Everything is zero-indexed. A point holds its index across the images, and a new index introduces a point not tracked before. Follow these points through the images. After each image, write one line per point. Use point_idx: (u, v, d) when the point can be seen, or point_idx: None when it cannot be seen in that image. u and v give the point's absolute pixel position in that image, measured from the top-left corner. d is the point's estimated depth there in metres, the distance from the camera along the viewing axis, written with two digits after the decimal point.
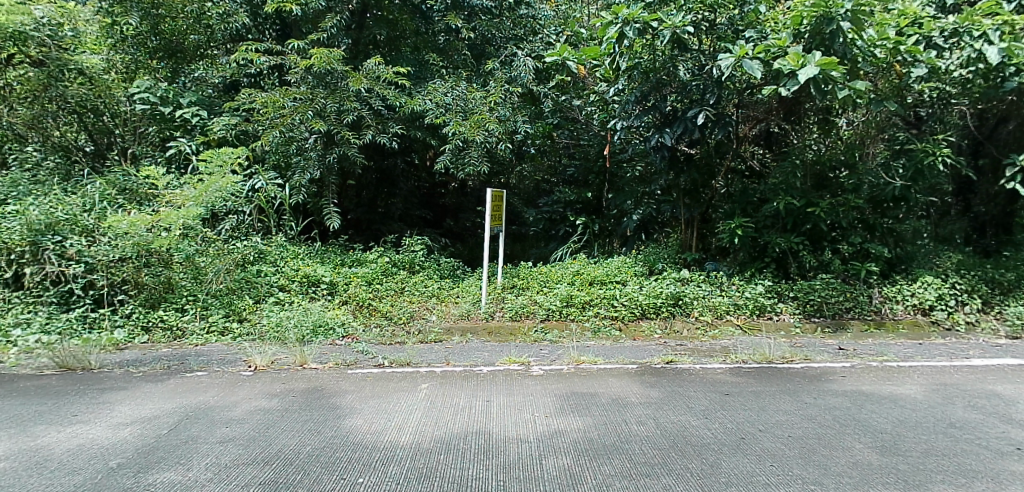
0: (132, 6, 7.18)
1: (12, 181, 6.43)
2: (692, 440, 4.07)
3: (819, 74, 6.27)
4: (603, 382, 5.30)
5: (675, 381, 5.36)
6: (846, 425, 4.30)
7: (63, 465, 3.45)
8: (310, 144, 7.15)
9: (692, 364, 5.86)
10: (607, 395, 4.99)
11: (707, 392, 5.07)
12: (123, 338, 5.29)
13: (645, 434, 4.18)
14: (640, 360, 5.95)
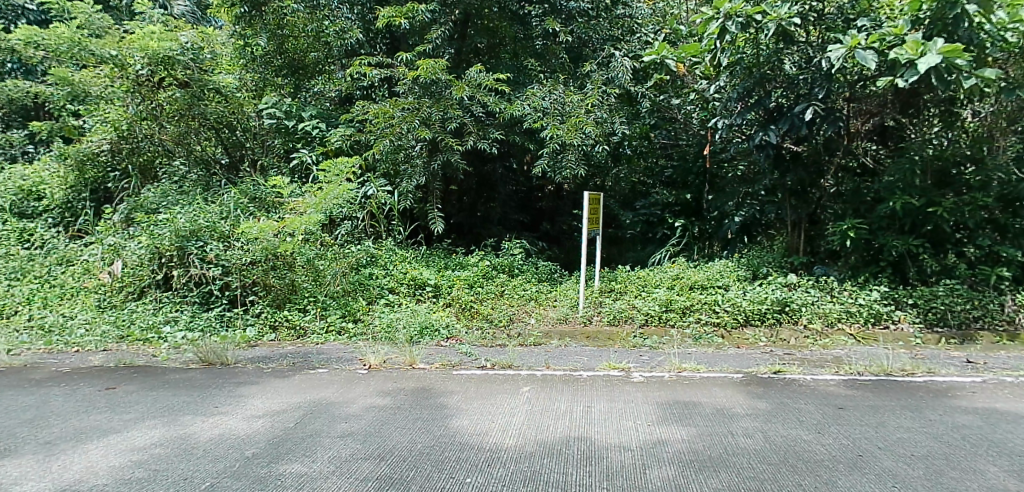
0: (261, 28, 7.71)
1: (163, 191, 7.25)
2: (806, 456, 3.83)
3: (942, 63, 5.75)
4: (706, 391, 5.14)
5: (784, 393, 5.09)
6: (978, 446, 3.92)
7: (206, 454, 3.75)
8: (416, 152, 7.43)
9: (803, 375, 5.54)
10: (712, 405, 4.82)
11: (819, 405, 4.77)
12: (253, 336, 5.68)
13: (753, 447, 4.00)
14: (745, 370, 5.69)
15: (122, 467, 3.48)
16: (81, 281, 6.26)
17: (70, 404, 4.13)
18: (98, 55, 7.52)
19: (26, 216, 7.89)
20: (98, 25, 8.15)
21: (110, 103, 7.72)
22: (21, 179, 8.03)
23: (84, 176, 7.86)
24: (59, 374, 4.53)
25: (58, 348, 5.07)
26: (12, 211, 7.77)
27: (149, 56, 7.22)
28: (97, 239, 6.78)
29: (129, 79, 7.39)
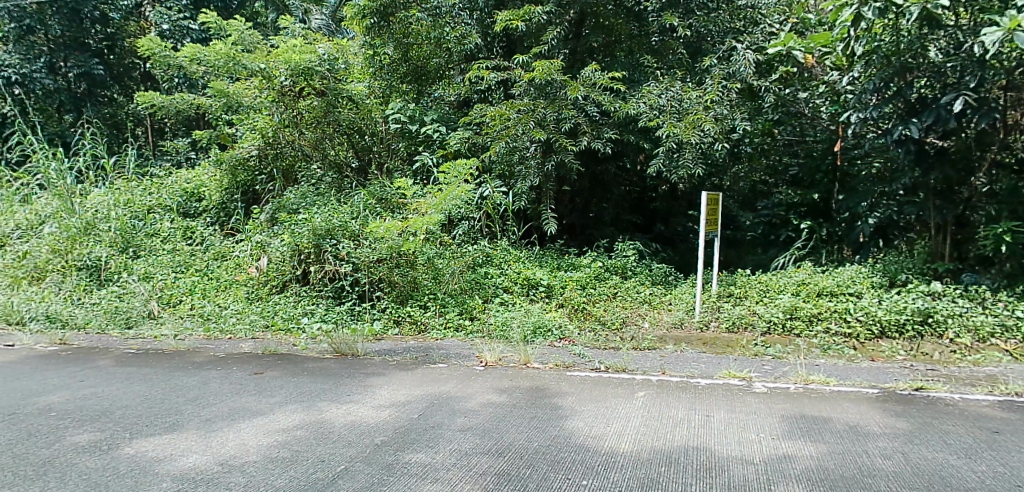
0: (387, 37, 7.99)
1: (303, 193, 7.81)
2: (956, 483, 3.43)
3: None
4: (838, 406, 4.74)
5: (928, 412, 4.59)
6: None
7: (339, 438, 3.97)
8: (530, 153, 7.44)
9: (950, 393, 4.97)
10: (844, 421, 4.43)
11: (971, 428, 4.25)
12: (379, 330, 5.97)
13: (892, 469, 3.63)
14: (882, 385, 5.19)
15: (270, 446, 3.75)
16: (234, 275, 6.88)
17: (226, 385, 4.50)
18: (250, 69, 8.11)
19: (189, 214, 8.67)
20: (249, 41, 8.76)
21: (259, 113, 8.31)
22: (185, 183, 8.88)
23: (236, 179, 8.55)
24: (215, 358, 4.97)
25: (215, 335, 5.60)
26: (178, 210, 8.55)
27: (292, 68, 7.77)
28: (247, 236, 7.44)
29: (274, 90, 7.97)
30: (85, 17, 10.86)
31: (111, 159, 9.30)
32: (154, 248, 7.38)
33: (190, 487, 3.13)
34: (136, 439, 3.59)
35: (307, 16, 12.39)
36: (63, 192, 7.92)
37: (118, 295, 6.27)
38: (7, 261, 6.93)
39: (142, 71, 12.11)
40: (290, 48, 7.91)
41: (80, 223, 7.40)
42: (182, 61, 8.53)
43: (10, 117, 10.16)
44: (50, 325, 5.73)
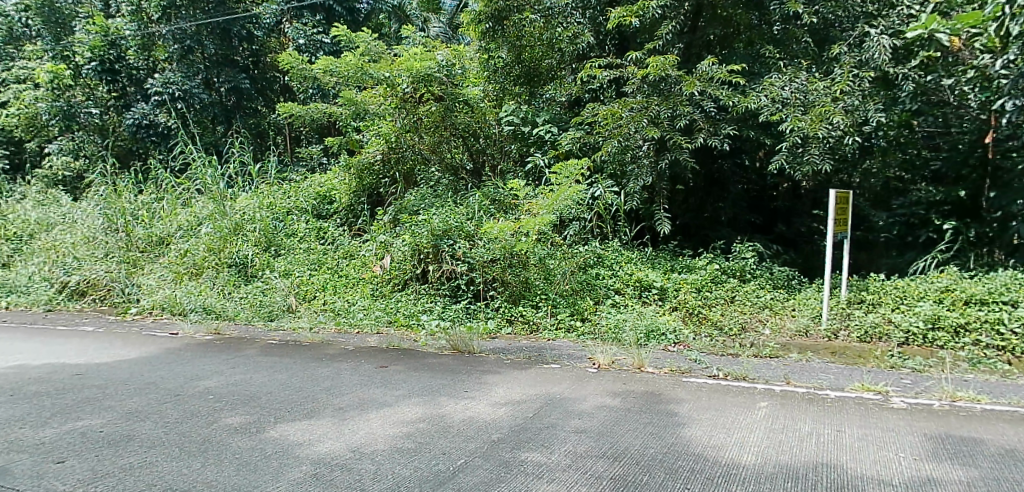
0: (502, 40, 8.29)
1: (421, 195, 8.13)
2: None
3: None
4: (992, 428, 4.20)
5: None
6: None
7: (459, 433, 4.06)
8: (643, 152, 7.33)
9: None
10: (1000, 444, 3.94)
11: None
12: (493, 328, 6.07)
13: None
14: None
15: (395, 437, 3.91)
16: (360, 272, 7.24)
17: (355, 377, 4.76)
18: (375, 78, 8.45)
19: (322, 216, 9.23)
20: (375, 51, 8.96)
21: (383, 119, 8.68)
22: (319, 187, 9.42)
23: (363, 183, 8.98)
24: (346, 351, 5.28)
25: (345, 327, 5.98)
26: (312, 213, 9.09)
27: (414, 75, 8.16)
28: (372, 237, 7.84)
29: (397, 97, 8.40)
30: (234, 36, 11.96)
31: (255, 165, 10.17)
32: (292, 247, 7.97)
33: (325, 472, 3.33)
34: (280, 424, 3.86)
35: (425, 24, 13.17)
36: (216, 196, 8.78)
37: (262, 290, 6.83)
38: (171, 258, 7.75)
39: (281, 83, 13.08)
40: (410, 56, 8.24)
41: (230, 223, 8.14)
42: (317, 73, 9.09)
43: (174, 129, 11.43)
44: (207, 317, 6.38)
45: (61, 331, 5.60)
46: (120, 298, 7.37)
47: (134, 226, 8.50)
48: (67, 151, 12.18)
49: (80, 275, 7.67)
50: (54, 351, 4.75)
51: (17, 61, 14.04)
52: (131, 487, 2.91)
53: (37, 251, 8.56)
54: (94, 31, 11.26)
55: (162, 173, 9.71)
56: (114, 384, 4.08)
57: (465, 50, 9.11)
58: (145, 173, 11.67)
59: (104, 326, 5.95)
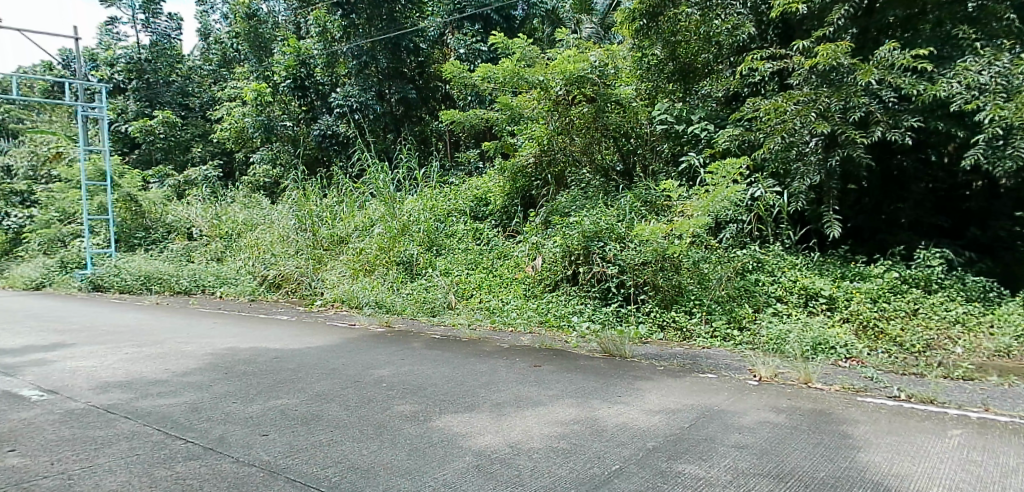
0: (656, 37, 8.09)
1: (572, 197, 8.16)
2: None
3: None
4: None
5: None
6: None
7: (614, 438, 3.98)
8: (810, 148, 6.88)
9: None
10: None
11: None
12: (645, 333, 5.88)
13: None
14: None
15: (551, 436, 3.93)
16: (514, 273, 7.43)
17: (511, 374, 4.87)
18: (530, 82, 8.64)
19: (478, 218, 9.46)
20: (529, 56, 9.14)
21: (536, 122, 8.82)
22: (475, 190, 9.74)
23: (516, 185, 9.12)
24: (502, 348, 5.44)
25: (499, 326, 6.18)
26: (470, 214, 9.39)
27: (567, 77, 8.17)
28: (525, 238, 8.03)
29: (549, 100, 8.42)
30: (403, 50, 12.86)
31: (420, 170, 10.85)
32: (451, 248, 8.39)
33: (487, 464, 3.43)
34: (445, 415, 4.07)
35: (578, 26, 13.35)
36: (386, 199, 9.48)
37: (425, 287, 7.29)
38: (349, 255, 8.58)
39: (442, 92, 13.60)
40: (565, 59, 8.29)
41: (398, 224, 8.77)
42: (476, 80, 9.46)
43: (352, 138, 12.64)
44: (378, 311, 6.90)
45: (261, 319, 6.36)
46: (307, 291, 8.23)
47: (319, 226, 9.57)
48: (267, 160, 13.92)
49: (276, 270, 8.70)
50: (259, 336, 5.39)
51: (230, 83, 16.25)
52: (322, 463, 3.21)
53: (245, 249, 9.94)
54: (289, 52, 12.93)
55: (342, 179, 10.68)
56: (305, 368, 4.53)
57: (617, 49, 9.02)
58: (328, 178, 12.98)
59: (296, 315, 6.68)
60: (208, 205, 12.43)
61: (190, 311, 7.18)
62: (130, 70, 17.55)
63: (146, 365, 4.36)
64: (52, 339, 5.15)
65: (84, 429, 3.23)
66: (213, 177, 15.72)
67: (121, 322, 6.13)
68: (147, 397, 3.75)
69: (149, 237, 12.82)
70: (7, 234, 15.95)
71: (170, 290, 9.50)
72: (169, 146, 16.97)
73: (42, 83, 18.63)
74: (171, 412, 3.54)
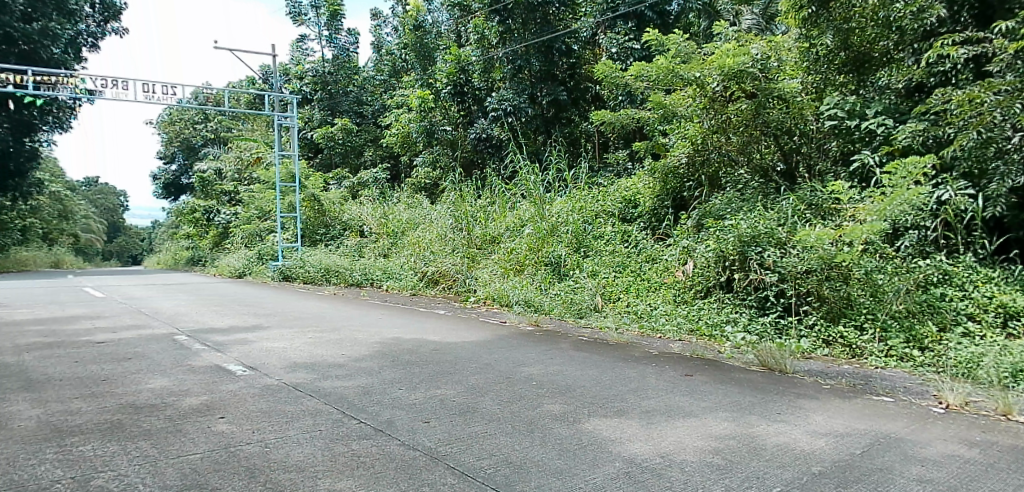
0: (827, 26, 7.47)
1: (728, 199, 7.81)
2: None
3: None
4: None
5: None
6: None
7: (773, 458, 3.59)
8: (1013, 144, 6.07)
9: None
10: None
11: None
12: (808, 348, 5.44)
13: None
14: None
15: (704, 449, 3.67)
16: (663, 277, 7.25)
17: (662, 382, 4.70)
18: (685, 79, 8.23)
19: (626, 220, 9.37)
20: (685, 52, 8.72)
21: (690, 121, 8.45)
22: (624, 191, 9.61)
23: (666, 186, 8.89)
24: (651, 355, 5.29)
25: (648, 332, 6.03)
26: (618, 216, 9.32)
27: (725, 73, 7.73)
28: (675, 242, 7.83)
29: (706, 97, 8.06)
30: (556, 53, 12.90)
31: (570, 172, 10.96)
32: (599, 249, 8.33)
33: (638, 473, 3.27)
34: (593, 418, 3.99)
35: (737, 17, 11.93)
36: (536, 200, 9.66)
37: (572, 288, 7.34)
38: (501, 254, 8.91)
39: (592, 93, 13.30)
40: (723, 53, 7.82)
41: (547, 224, 8.85)
42: (628, 79, 9.25)
43: (505, 141, 13.12)
44: (527, 310, 7.04)
45: (421, 312, 6.77)
46: (461, 287, 8.64)
47: (473, 226, 10.01)
48: (427, 163, 14.83)
49: (434, 266, 9.24)
50: (420, 329, 5.75)
51: (398, 91, 17.47)
52: (478, 454, 3.31)
53: (407, 246, 10.75)
54: (450, 60, 13.70)
55: (496, 181, 11.08)
56: (461, 362, 4.73)
57: (781, 40, 8.44)
58: (482, 180, 13.58)
59: (452, 310, 7.05)
60: (378, 205, 13.54)
61: (361, 302, 7.86)
62: (315, 82, 19.59)
63: (326, 349, 4.81)
64: (252, 321, 5.89)
65: (278, 403, 3.62)
66: (381, 179, 17.07)
67: (305, 309, 6.86)
68: (327, 378, 4.13)
69: (328, 234, 14.24)
70: (217, 228, 18.53)
71: (345, 282, 10.55)
72: (346, 151, 18.73)
73: (246, 96, 21.43)
74: (346, 394, 3.87)
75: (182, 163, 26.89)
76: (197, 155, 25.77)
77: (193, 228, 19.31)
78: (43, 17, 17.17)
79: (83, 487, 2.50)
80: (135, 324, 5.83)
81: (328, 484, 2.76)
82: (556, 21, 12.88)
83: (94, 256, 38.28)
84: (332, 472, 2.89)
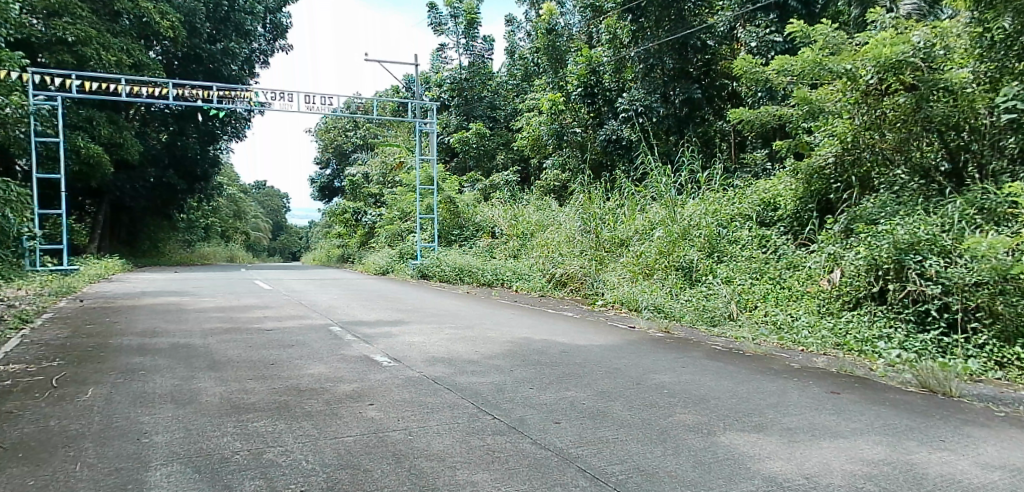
0: (1005, 6, 6.23)
1: (882, 202, 7.14)
2: None
3: None
4: None
5: None
6: None
7: (937, 487, 3.03)
8: None
9: None
10: None
11: None
12: (978, 370, 4.77)
13: None
14: None
15: (853, 473, 3.18)
16: (805, 286, 6.77)
17: (804, 399, 4.33)
18: (834, 72, 7.58)
19: (765, 224, 8.89)
20: (835, 42, 8.11)
21: (840, 117, 7.90)
22: (763, 193, 9.11)
23: (810, 187, 8.29)
24: (792, 368, 4.95)
25: (788, 345, 5.65)
26: (755, 219, 8.88)
27: (881, 64, 7.15)
28: (820, 247, 7.32)
29: (858, 91, 7.52)
30: (691, 50, 12.47)
31: (704, 172, 10.59)
32: (734, 254, 7.96)
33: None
34: (730, 431, 3.70)
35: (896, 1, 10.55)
36: (667, 202, 9.45)
37: (706, 295, 7.10)
38: (630, 258, 8.78)
39: (729, 90, 12.82)
40: (879, 42, 7.24)
41: (678, 228, 8.64)
42: (770, 74, 8.70)
43: (635, 142, 12.98)
44: (657, 315, 6.89)
45: (550, 314, 6.84)
46: (590, 290, 8.62)
47: (602, 228, 9.94)
48: (557, 166, 15.14)
49: (562, 269, 9.32)
50: (549, 330, 5.81)
51: (530, 95, 17.79)
52: (609, 459, 3.17)
53: (536, 248, 10.96)
54: (581, 62, 13.79)
55: (625, 183, 11.01)
56: (590, 365, 4.71)
57: (949, 24, 7.37)
58: (612, 182, 13.60)
59: (579, 313, 7.06)
60: (509, 207, 13.87)
61: (493, 302, 8.10)
62: (452, 88, 20.44)
63: (461, 345, 5.01)
64: (395, 315, 6.27)
65: (419, 394, 3.82)
66: (512, 181, 17.48)
67: (441, 307, 7.17)
68: (464, 373, 4.29)
69: (463, 234, 14.86)
70: (364, 228, 19.98)
71: (476, 281, 10.99)
72: (479, 155, 19.38)
73: (390, 104, 22.88)
74: (481, 390, 3.99)
75: (335, 168, 29.13)
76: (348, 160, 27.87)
77: (344, 228, 20.95)
78: (226, 38, 19.40)
79: (257, 459, 2.78)
80: (297, 314, 6.44)
81: (465, 475, 2.82)
82: (692, 17, 12.41)
83: (260, 252, 42.78)
84: (469, 464, 2.96)
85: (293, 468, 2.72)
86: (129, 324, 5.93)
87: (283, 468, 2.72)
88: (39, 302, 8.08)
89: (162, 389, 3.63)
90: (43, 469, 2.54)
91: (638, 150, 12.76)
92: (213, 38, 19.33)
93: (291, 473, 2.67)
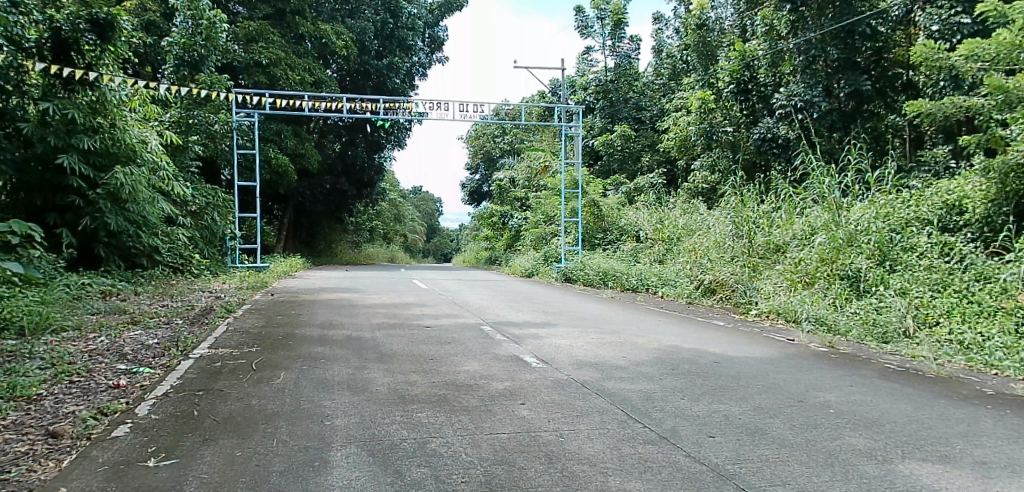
0: None
1: None
2: None
3: None
4: None
5: None
6: None
7: None
8: None
9: None
10: None
11: None
12: None
13: None
14: None
15: None
16: (1000, 300, 5.94)
17: (1001, 429, 3.73)
18: None
19: (949, 229, 7.87)
20: None
21: None
22: (947, 194, 8.08)
23: (1004, 187, 7.19)
24: (985, 394, 4.34)
25: (978, 367, 4.95)
26: (937, 224, 7.90)
27: None
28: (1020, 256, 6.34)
29: None
30: (859, 38, 11.51)
31: (874, 172, 9.69)
32: (910, 263, 7.17)
33: None
34: (910, 460, 3.24)
35: None
36: (831, 205, 8.73)
37: (876, 308, 6.51)
38: (787, 265, 8.27)
39: (904, 80, 11.62)
40: None
41: (845, 234, 7.94)
42: (955, 60, 7.83)
43: (794, 140, 12.21)
44: (819, 328, 6.40)
45: (699, 322, 6.60)
46: (742, 298, 8.27)
47: (755, 233, 9.44)
48: (706, 167, 14.93)
49: (712, 275, 9.01)
50: (699, 339, 5.60)
51: (678, 94, 17.32)
52: (769, 478, 2.92)
53: (683, 253, 10.70)
54: (734, 57, 13.04)
55: (782, 185, 10.41)
56: (745, 378, 4.49)
57: None
58: (766, 183, 12.92)
59: (732, 322, 6.75)
60: (653, 211, 13.58)
61: (638, 307, 7.95)
62: (597, 91, 20.42)
63: (608, 350, 4.98)
64: (542, 318, 6.38)
65: (568, 397, 3.85)
66: (657, 184, 17.18)
67: (588, 310, 7.17)
68: (612, 379, 4.27)
69: (607, 238, 14.85)
70: (511, 231, 20.69)
71: (621, 286, 10.94)
72: (623, 157, 19.24)
73: (538, 109, 23.43)
74: (630, 397, 3.94)
75: (483, 173, 30.08)
76: (496, 166, 28.76)
77: (491, 231, 21.84)
78: (390, 53, 20.74)
79: (422, 448, 2.95)
80: (451, 313, 6.79)
81: (617, 482, 2.77)
82: (860, 2, 11.37)
83: (413, 252, 45.66)
84: (621, 471, 2.90)
85: (454, 460, 2.85)
86: (312, 316, 6.62)
87: (445, 458, 2.86)
88: (240, 294, 9.26)
89: (339, 377, 3.99)
90: (249, 442, 2.88)
91: (797, 149, 12.01)
92: (380, 54, 20.76)
93: (453, 463, 2.80)
